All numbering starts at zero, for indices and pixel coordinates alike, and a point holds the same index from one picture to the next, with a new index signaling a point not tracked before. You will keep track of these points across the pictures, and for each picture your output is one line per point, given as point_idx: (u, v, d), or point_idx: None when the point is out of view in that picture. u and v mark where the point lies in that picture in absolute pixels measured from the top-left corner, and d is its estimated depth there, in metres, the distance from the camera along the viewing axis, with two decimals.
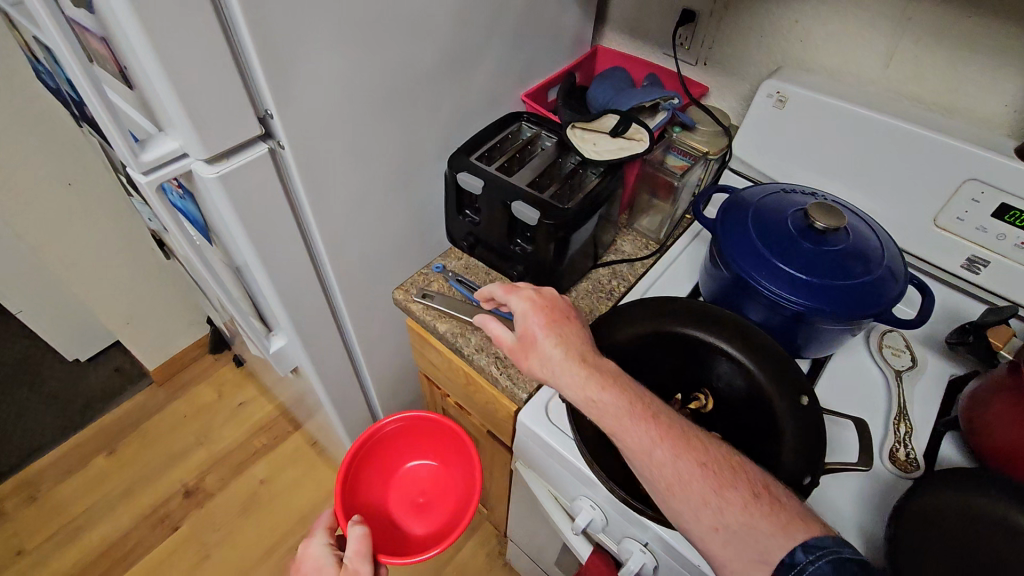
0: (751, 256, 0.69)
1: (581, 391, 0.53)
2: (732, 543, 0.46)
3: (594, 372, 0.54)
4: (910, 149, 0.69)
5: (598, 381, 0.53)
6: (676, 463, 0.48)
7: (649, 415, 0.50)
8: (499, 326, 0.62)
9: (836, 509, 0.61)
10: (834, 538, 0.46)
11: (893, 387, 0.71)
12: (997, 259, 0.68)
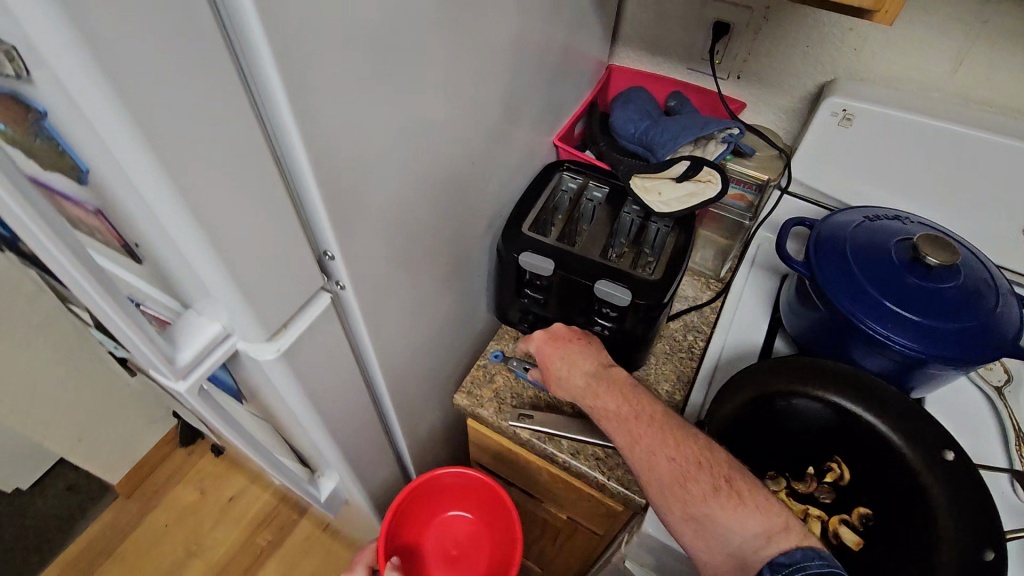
0: (864, 301, 0.63)
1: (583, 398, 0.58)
2: (700, 534, 0.47)
3: (592, 381, 0.58)
4: (997, 160, 0.64)
5: (593, 389, 0.57)
6: (648, 456, 0.51)
7: (631, 412, 0.54)
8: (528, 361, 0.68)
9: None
10: (809, 548, 0.44)
11: (1000, 407, 0.68)
12: None
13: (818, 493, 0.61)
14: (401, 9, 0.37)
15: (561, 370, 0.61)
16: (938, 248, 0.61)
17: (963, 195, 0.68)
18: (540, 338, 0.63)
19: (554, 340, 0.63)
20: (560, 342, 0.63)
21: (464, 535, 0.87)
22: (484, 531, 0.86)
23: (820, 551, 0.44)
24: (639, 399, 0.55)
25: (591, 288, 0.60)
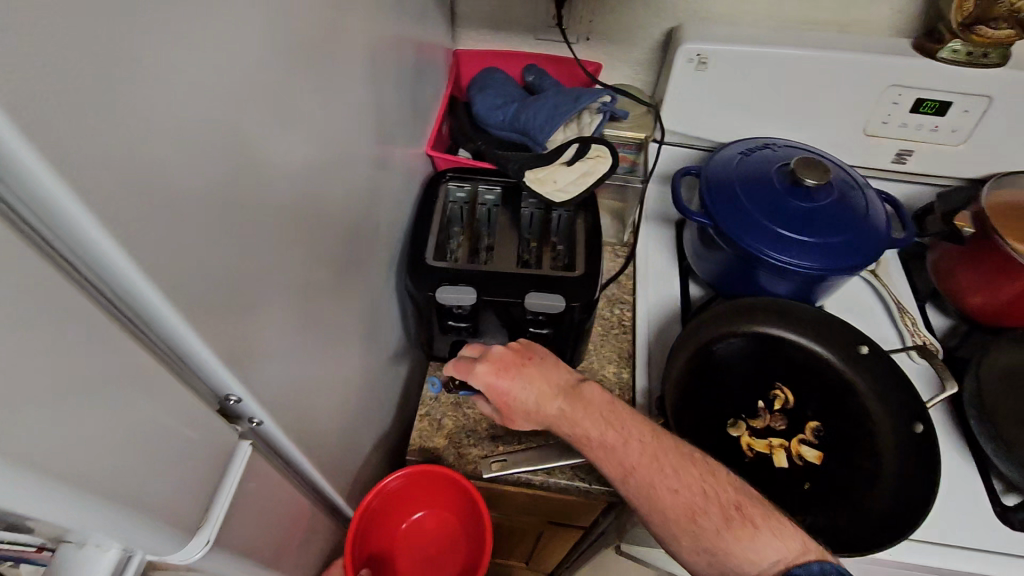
0: (765, 234, 0.65)
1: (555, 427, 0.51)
2: (714, 565, 0.44)
3: (565, 409, 0.51)
4: (833, 74, 0.70)
5: (568, 417, 0.51)
6: (648, 489, 0.47)
7: (619, 439, 0.49)
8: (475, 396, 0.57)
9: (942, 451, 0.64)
10: (826, 564, 0.42)
11: (879, 287, 0.77)
12: (920, 146, 0.74)
13: (773, 423, 0.62)
14: (235, 68, 0.29)
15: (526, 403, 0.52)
16: (811, 168, 0.66)
17: (811, 110, 0.74)
18: (485, 372, 0.53)
19: (509, 371, 0.53)
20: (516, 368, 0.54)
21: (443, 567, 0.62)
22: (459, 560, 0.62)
23: (840, 568, 0.42)
24: (625, 424, 0.49)
25: (521, 303, 0.57)
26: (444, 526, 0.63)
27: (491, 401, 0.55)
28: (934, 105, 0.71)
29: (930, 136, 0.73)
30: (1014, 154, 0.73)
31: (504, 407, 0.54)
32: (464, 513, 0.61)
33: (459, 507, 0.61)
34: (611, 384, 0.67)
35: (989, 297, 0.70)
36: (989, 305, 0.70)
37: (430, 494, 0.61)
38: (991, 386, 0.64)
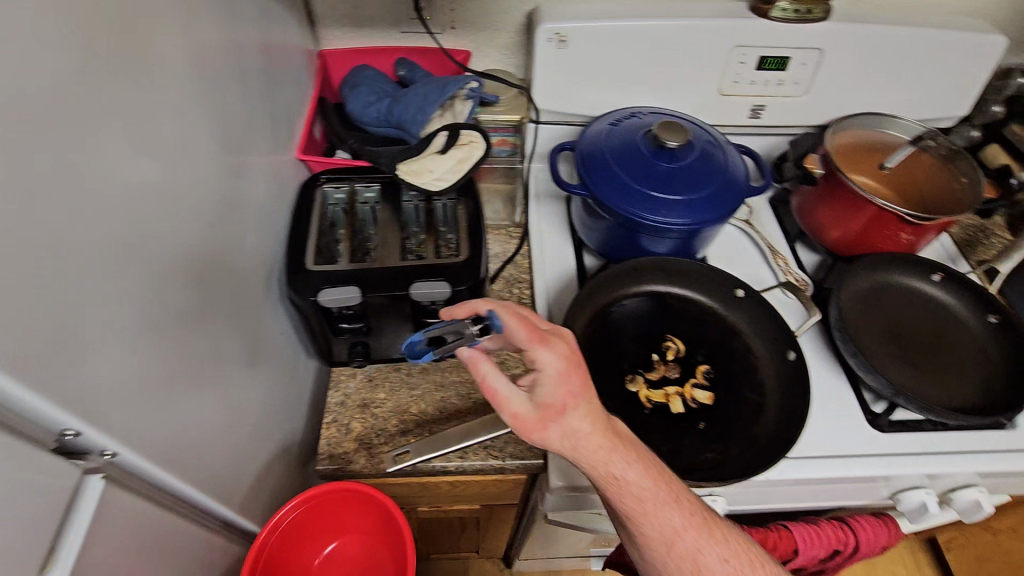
0: (638, 198, 0.68)
1: (605, 468, 0.46)
2: None
3: (623, 447, 0.47)
4: (682, 41, 0.74)
5: (628, 460, 0.46)
6: (696, 554, 0.47)
7: (674, 500, 0.48)
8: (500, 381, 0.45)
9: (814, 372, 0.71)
10: None
11: (753, 234, 0.84)
12: (770, 100, 0.81)
13: (668, 373, 0.66)
14: (17, 92, 0.27)
15: (586, 426, 0.45)
16: (671, 131, 0.70)
17: (670, 77, 0.78)
18: (562, 367, 0.44)
19: (583, 382, 0.45)
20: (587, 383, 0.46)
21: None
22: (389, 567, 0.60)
23: None
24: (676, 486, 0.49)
25: (408, 295, 0.57)
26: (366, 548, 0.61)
27: (538, 399, 0.45)
28: (775, 61, 0.77)
29: (777, 90, 0.80)
30: (849, 99, 0.81)
31: (547, 407, 0.45)
32: (386, 533, 0.59)
33: (378, 526, 0.60)
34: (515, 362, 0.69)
35: (842, 229, 0.77)
36: (843, 236, 0.78)
37: (347, 517, 0.59)
38: (847, 306, 0.73)
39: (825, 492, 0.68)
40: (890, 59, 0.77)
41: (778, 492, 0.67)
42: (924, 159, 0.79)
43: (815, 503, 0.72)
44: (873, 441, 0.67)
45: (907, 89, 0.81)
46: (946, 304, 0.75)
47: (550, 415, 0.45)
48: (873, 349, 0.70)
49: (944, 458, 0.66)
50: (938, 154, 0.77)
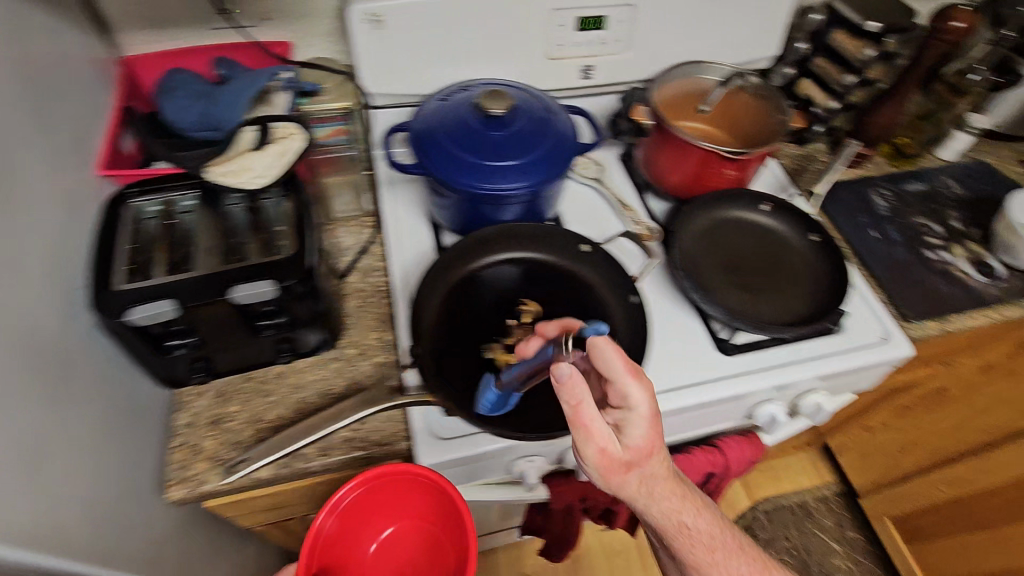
0: (471, 170, 0.69)
1: (673, 514, 0.57)
2: None
3: (687, 496, 0.58)
4: (499, 10, 0.75)
5: (691, 510, 0.58)
6: None
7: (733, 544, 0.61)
8: (597, 423, 0.51)
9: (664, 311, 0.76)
10: None
11: (604, 190, 0.88)
12: (596, 60, 0.83)
13: (525, 335, 0.68)
14: None
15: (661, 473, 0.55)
16: (495, 98, 0.71)
17: (496, 48, 0.78)
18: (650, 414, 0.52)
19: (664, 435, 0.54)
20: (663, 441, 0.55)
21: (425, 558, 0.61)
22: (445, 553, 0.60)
23: None
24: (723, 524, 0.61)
25: (230, 300, 0.55)
26: (428, 532, 0.62)
27: (624, 447, 0.52)
28: (592, 21, 0.79)
29: (601, 49, 0.82)
30: (669, 50, 0.85)
31: (635, 454, 0.53)
32: (446, 523, 0.59)
33: (438, 512, 0.60)
34: (375, 351, 0.68)
35: (679, 173, 0.82)
36: (680, 181, 0.82)
37: (408, 499, 0.61)
38: (688, 247, 0.78)
39: (687, 421, 0.73)
40: (698, 9, 0.82)
41: None
42: (744, 96, 0.84)
43: (684, 433, 0.77)
44: (720, 367, 0.72)
45: (720, 36, 0.86)
46: (774, 231, 0.81)
47: (635, 463, 0.53)
48: (714, 283, 0.75)
49: (781, 370, 0.72)
50: (754, 89, 0.83)
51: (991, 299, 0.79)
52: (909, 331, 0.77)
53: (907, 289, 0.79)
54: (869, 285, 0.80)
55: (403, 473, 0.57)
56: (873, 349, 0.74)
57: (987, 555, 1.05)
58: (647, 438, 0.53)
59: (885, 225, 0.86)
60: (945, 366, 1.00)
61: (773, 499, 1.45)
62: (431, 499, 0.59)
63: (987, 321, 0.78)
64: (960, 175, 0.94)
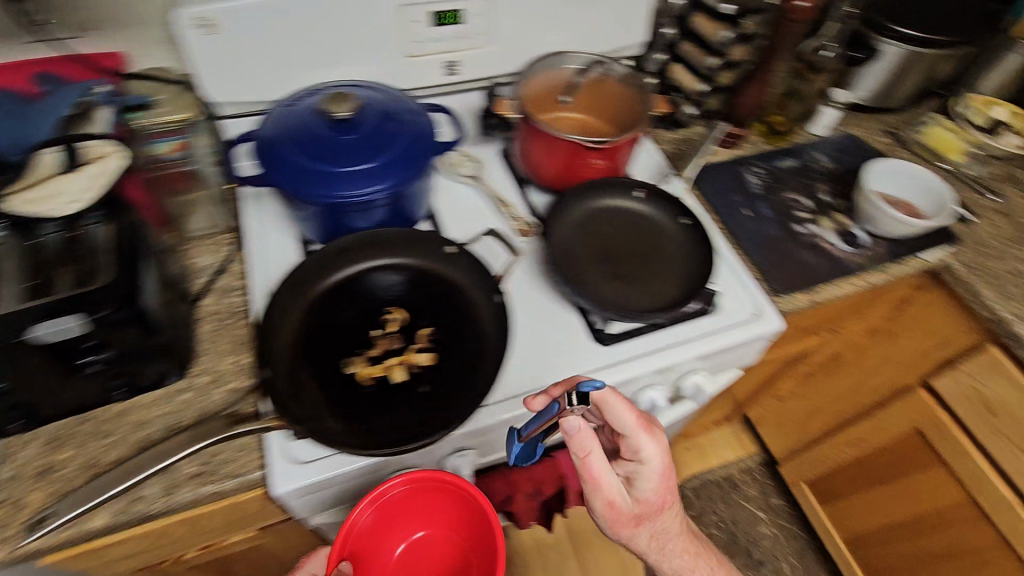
0: (320, 179, 0.66)
1: (657, 543, 0.74)
2: None
3: (674, 530, 0.75)
4: (345, 9, 0.72)
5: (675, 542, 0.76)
6: None
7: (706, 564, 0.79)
8: (608, 482, 0.66)
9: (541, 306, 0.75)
10: None
11: (481, 187, 0.86)
12: (459, 55, 0.81)
13: (390, 345, 0.65)
14: None
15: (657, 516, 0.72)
16: (337, 101, 0.68)
17: (348, 48, 0.75)
18: (654, 475, 0.67)
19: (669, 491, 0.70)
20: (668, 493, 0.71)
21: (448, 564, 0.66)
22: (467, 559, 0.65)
23: None
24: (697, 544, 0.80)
25: (33, 341, 0.50)
26: (451, 541, 0.66)
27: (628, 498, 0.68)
28: (448, 16, 0.76)
29: (463, 44, 0.80)
30: (536, 41, 0.83)
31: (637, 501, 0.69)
32: (473, 534, 0.65)
33: (466, 521, 0.65)
34: (230, 376, 0.64)
35: (550, 165, 0.81)
36: (551, 173, 0.82)
37: (439, 506, 0.66)
38: (560, 239, 0.77)
39: None
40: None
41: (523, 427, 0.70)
42: (611, 85, 0.83)
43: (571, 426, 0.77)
44: (598, 359, 0.72)
45: (586, 25, 0.85)
46: (647, 217, 0.81)
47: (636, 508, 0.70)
48: (586, 274, 0.75)
49: (657, 355, 0.73)
50: (619, 78, 0.83)
51: (854, 268, 0.82)
52: (780, 305, 0.79)
53: (777, 265, 0.81)
54: (743, 261, 0.81)
55: (434, 475, 0.63)
56: (747, 325, 0.76)
57: (886, 508, 1.11)
58: (650, 494, 0.69)
59: (758, 203, 0.88)
60: (833, 334, 1.04)
61: (701, 475, 1.49)
62: (459, 509, 0.65)
63: (852, 289, 0.81)
64: (830, 149, 0.97)
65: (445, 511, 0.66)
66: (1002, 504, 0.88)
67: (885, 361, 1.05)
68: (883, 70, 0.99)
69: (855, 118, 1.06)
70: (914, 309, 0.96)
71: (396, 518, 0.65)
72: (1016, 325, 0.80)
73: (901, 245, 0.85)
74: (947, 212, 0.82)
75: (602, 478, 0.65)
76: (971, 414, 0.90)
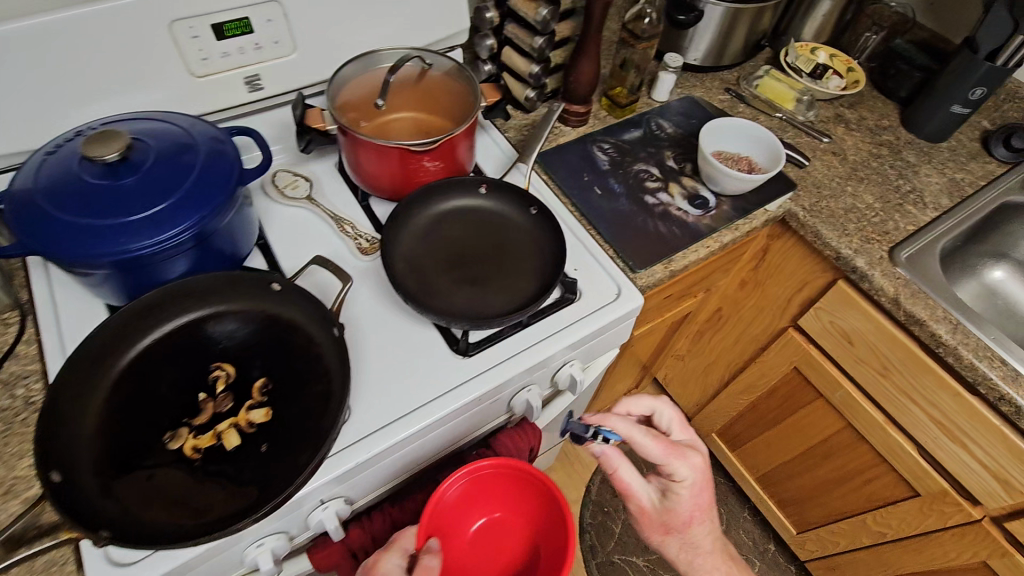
0: (96, 236, 0.57)
1: (690, 558, 0.78)
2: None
3: (711, 548, 0.78)
4: (101, 33, 0.62)
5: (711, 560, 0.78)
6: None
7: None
8: (634, 489, 0.73)
9: (394, 327, 0.69)
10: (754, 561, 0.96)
11: (316, 208, 0.79)
12: (257, 68, 0.73)
13: (219, 408, 0.58)
14: None
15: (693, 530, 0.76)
16: (105, 141, 0.58)
17: (116, 78, 0.65)
18: (683, 496, 0.73)
19: (701, 510, 0.75)
20: (703, 513, 0.75)
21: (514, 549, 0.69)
22: (533, 547, 0.68)
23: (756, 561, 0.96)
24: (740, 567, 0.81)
25: None
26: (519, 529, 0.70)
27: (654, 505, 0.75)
28: (232, 27, 0.68)
29: (259, 55, 0.72)
30: (347, 41, 0.77)
31: (668, 511, 0.75)
32: (543, 522, 0.68)
33: (539, 508, 0.69)
34: (27, 483, 0.55)
35: (384, 175, 0.75)
36: (388, 183, 0.76)
37: (517, 494, 0.70)
38: (405, 252, 0.73)
39: (444, 438, 0.68)
40: None
41: (392, 462, 0.65)
42: (433, 77, 0.80)
43: (451, 446, 0.73)
44: (461, 372, 0.67)
45: (400, 17, 0.79)
46: (497, 213, 0.78)
47: (666, 517, 0.75)
48: (436, 284, 0.71)
49: (524, 356, 0.69)
50: (441, 70, 0.79)
51: (705, 230, 0.83)
52: (639, 281, 0.78)
53: (632, 241, 0.81)
54: (598, 244, 0.80)
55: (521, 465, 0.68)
56: (610, 308, 0.74)
57: (784, 445, 1.17)
58: (684, 510, 0.74)
59: (607, 179, 0.87)
60: (708, 292, 1.07)
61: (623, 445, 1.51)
62: (534, 495, 0.69)
63: (707, 252, 0.82)
64: (673, 115, 0.98)
65: (522, 499, 0.70)
66: (874, 426, 0.95)
67: (759, 309, 1.09)
68: (710, 31, 1.01)
69: (695, 79, 1.08)
70: (773, 257, 1.00)
71: (482, 500, 0.69)
72: (856, 260, 0.84)
73: (746, 201, 0.87)
74: (780, 162, 0.85)
75: (625, 485, 0.72)
76: (835, 348, 0.95)
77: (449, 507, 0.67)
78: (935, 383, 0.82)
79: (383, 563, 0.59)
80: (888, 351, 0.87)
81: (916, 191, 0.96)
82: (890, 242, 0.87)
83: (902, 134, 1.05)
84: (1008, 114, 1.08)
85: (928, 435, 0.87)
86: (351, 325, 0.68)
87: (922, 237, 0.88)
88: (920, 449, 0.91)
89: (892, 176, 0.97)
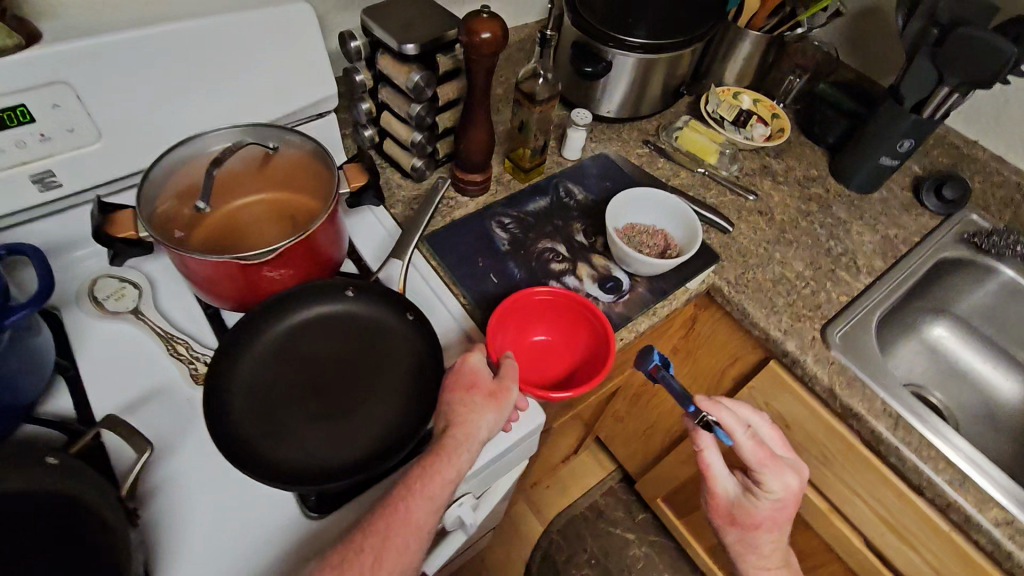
0: None
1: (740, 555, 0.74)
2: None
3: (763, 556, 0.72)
4: None
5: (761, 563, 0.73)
6: None
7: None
8: (717, 475, 0.68)
9: (223, 489, 0.55)
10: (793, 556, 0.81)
11: (144, 324, 0.64)
12: (48, 162, 0.58)
13: None
14: None
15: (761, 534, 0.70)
16: None
17: None
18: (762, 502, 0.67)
19: (773, 517, 0.69)
20: (774, 522, 0.69)
21: (556, 369, 0.69)
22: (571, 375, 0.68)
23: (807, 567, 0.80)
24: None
25: None
26: (566, 361, 0.70)
27: (730, 497, 0.70)
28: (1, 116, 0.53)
29: (48, 146, 0.58)
30: (176, 122, 0.64)
31: (740, 506, 0.69)
32: (589, 360, 0.68)
33: (590, 349, 0.68)
34: None
35: (218, 283, 0.61)
36: (228, 290, 0.62)
37: (578, 336, 0.70)
38: (252, 378, 0.60)
39: None
40: (178, 65, 0.61)
41: None
42: (284, 154, 0.67)
43: None
44: (313, 540, 0.54)
45: (244, 88, 0.66)
46: (366, 319, 0.65)
47: (735, 512, 0.70)
48: (286, 424, 0.57)
49: None
50: (292, 146, 0.66)
51: (618, 321, 0.72)
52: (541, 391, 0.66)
53: None
54: None
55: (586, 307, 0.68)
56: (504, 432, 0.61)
57: None
58: (756, 513, 0.69)
59: (506, 263, 0.76)
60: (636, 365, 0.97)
61: (564, 512, 1.40)
62: (590, 338, 0.69)
63: (620, 346, 0.71)
64: (584, 177, 0.88)
65: (581, 338, 0.70)
66: (818, 515, 0.86)
67: (692, 378, 0.99)
68: (623, 81, 0.91)
69: (611, 132, 0.99)
70: (701, 328, 0.91)
71: (551, 319, 0.71)
72: (786, 343, 0.75)
73: (664, 280, 0.77)
74: (697, 239, 0.76)
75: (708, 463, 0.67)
76: None
77: (526, 306, 0.70)
78: (877, 479, 0.73)
79: (471, 358, 0.61)
80: (828, 441, 0.77)
81: (849, 254, 0.88)
82: (822, 318, 0.78)
83: (832, 185, 0.98)
84: (938, 160, 1.03)
85: (874, 531, 0.79)
86: (162, 493, 0.54)
87: (857, 309, 0.80)
88: (866, 541, 0.82)
89: (823, 238, 0.89)
